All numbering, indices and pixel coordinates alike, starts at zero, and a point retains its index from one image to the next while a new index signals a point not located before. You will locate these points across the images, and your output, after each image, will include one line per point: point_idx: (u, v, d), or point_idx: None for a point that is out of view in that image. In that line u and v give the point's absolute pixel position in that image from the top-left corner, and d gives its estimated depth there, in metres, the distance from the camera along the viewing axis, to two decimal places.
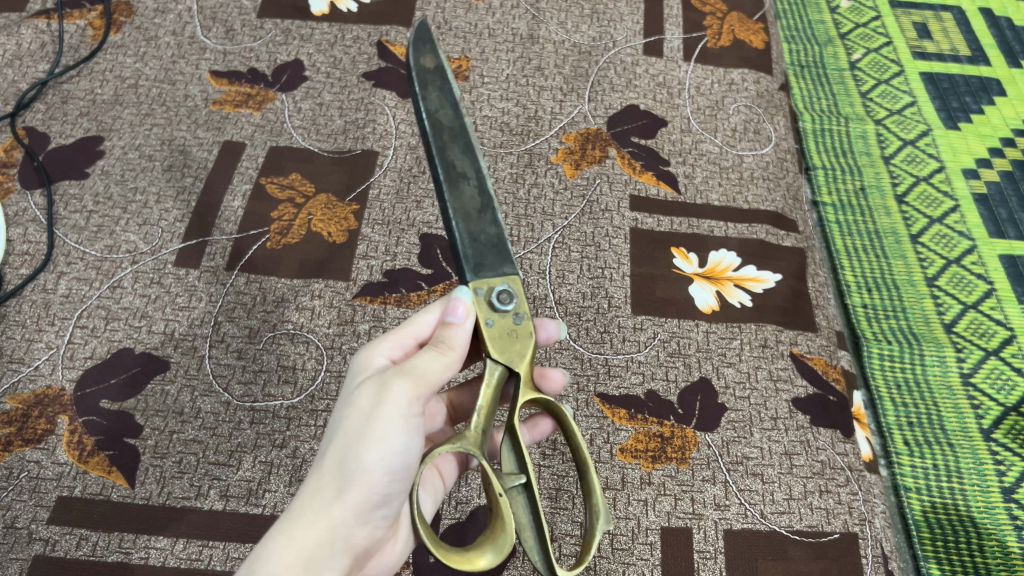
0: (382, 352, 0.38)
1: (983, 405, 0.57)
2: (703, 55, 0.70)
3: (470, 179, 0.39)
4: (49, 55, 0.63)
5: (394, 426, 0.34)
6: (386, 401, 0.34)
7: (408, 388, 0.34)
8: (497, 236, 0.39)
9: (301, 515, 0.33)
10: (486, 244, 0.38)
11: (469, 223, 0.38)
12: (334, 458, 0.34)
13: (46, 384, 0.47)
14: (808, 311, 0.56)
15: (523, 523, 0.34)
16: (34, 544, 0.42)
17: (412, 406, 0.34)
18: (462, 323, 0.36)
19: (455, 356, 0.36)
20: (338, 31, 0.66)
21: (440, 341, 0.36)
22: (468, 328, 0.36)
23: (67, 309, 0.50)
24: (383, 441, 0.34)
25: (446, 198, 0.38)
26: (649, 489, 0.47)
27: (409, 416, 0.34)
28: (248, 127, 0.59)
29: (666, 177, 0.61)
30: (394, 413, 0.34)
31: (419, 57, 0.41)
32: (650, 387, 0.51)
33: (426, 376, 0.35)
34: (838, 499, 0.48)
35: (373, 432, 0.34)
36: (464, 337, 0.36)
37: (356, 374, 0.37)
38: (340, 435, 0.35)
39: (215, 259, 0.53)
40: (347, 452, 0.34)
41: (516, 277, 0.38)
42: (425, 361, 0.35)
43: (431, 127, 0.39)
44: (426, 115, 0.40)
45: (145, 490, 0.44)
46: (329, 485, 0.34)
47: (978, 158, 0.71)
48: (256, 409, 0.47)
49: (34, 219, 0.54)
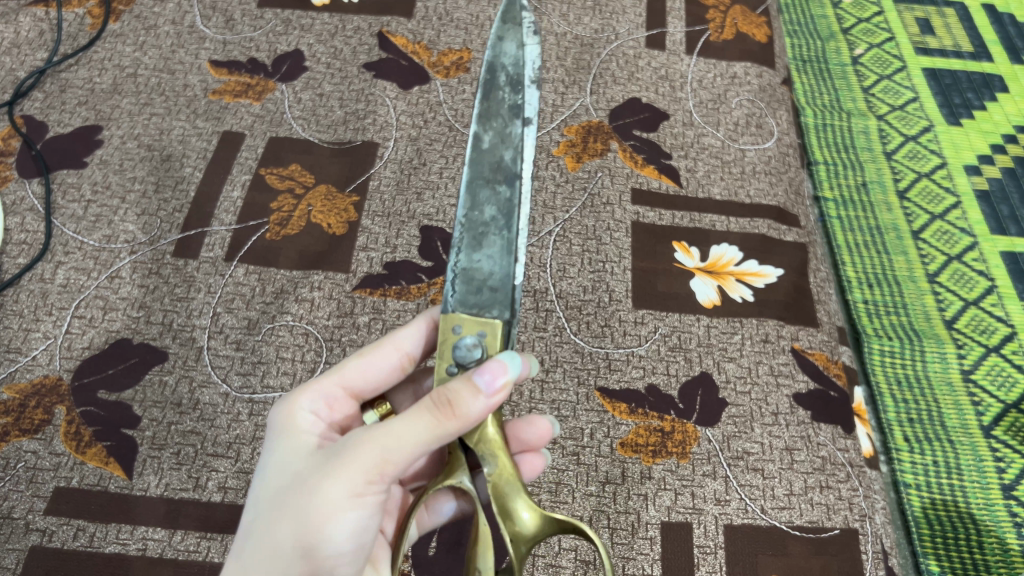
0: (306, 407, 0.38)
1: (983, 401, 0.57)
2: (706, 48, 0.69)
3: (496, 196, 0.36)
4: (47, 43, 0.62)
5: (345, 501, 0.32)
6: (340, 475, 0.31)
7: (371, 461, 0.31)
8: (489, 274, 0.35)
9: None
10: (484, 281, 0.35)
11: (479, 245, 0.35)
12: (268, 532, 0.33)
13: (43, 374, 0.47)
14: (810, 306, 0.56)
15: None
16: (31, 534, 0.42)
17: (370, 483, 0.32)
18: (487, 395, 0.31)
19: (443, 431, 0.30)
20: (339, 21, 0.66)
21: (449, 403, 0.30)
22: (488, 402, 0.31)
23: (64, 299, 0.50)
24: (333, 516, 0.32)
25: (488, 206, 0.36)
26: (649, 483, 0.46)
27: (365, 492, 0.32)
28: (248, 116, 0.59)
29: (668, 171, 0.60)
30: (348, 487, 0.32)
31: (495, 52, 0.38)
32: (651, 380, 0.50)
33: (395, 451, 0.31)
34: (839, 495, 0.48)
35: (321, 506, 0.32)
36: (476, 412, 0.31)
37: (289, 434, 0.37)
38: (276, 508, 0.33)
39: (214, 249, 0.52)
40: (285, 526, 0.32)
41: (496, 325, 0.34)
42: (411, 427, 0.31)
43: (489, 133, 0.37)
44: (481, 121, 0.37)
45: (143, 481, 0.44)
46: (262, 563, 0.32)
47: (980, 154, 0.71)
48: (254, 401, 0.47)
49: (32, 209, 0.53)
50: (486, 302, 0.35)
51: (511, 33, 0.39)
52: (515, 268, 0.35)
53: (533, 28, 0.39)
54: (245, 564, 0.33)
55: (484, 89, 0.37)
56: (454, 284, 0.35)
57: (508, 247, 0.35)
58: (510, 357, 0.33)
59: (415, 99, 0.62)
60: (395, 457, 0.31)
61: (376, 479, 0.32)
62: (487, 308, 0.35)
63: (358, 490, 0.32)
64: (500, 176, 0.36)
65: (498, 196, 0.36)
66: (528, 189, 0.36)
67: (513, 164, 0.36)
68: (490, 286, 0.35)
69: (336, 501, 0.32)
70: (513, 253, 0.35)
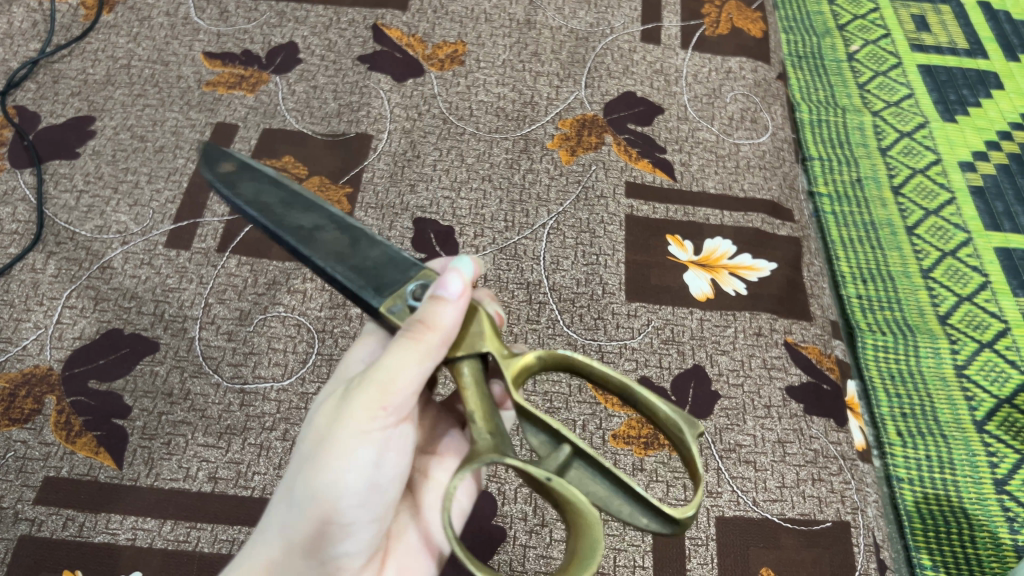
0: (359, 358, 0.37)
1: (976, 396, 0.57)
2: (701, 43, 0.69)
3: (325, 227, 0.34)
4: (40, 34, 0.62)
5: (352, 439, 0.31)
6: (344, 416, 0.31)
7: (369, 396, 0.30)
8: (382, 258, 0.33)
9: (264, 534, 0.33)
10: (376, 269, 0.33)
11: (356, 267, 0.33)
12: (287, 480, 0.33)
13: (34, 363, 0.47)
14: (803, 300, 0.56)
15: (605, 493, 0.28)
16: (20, 523, 0.42)
17: (375, 417, 0.31)
18: (450, 301, 0.30)
19: (425, 350, 0.29)
20: (334, 13, 0.66)
21: (418, 323, 0.29)
22: (456, 308, 0.30)
23: (55, 289, 0.49)
24: (340, 458, 0.31)
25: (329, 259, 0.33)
26: (641, 475, 0.46)
27: (372, 428, 0.31)
28: (241, 108, 0.59)
29: (662, 164, 0.60)
30: (352, 426, 0.31)
31: (216, 166, 0.36)
32: (644, 373, 0.50)
33: (392, 382, 0.30)
34: (831, 487, 0.48)
35: (330, 446, 0.31)
36: (449, 321, 0.29)
37: (330, 385, 0.37)
38: (295, 459, 0.33)
39: (206, 240, 0.52)
40: (298, 477, 0.32)
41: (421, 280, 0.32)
42: (396, 357, 0.30)
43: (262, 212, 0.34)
44: (248, 206, 0.34)
45: (133, 471, 0.44)
46: (281, 506, 0.33)
47: (975, 150, 0.71)
48: (246, 391, 0.47)
49: (24, 199, 0.53)
50: (381, 277, 0.32)
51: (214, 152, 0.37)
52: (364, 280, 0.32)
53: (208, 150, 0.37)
54: (271, 513, 0.33)
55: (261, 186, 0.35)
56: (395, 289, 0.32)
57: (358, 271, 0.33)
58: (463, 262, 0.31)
59: (409, 92, 0.62)
60: (393, 387, 0.30)
61: (379, 413, 0.31)
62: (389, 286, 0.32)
63: (364, 427, 0.31)
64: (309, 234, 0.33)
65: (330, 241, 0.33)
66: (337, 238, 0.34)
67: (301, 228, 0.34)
68: (367, 258, 0.33)
69: (339, 444, 0.31)
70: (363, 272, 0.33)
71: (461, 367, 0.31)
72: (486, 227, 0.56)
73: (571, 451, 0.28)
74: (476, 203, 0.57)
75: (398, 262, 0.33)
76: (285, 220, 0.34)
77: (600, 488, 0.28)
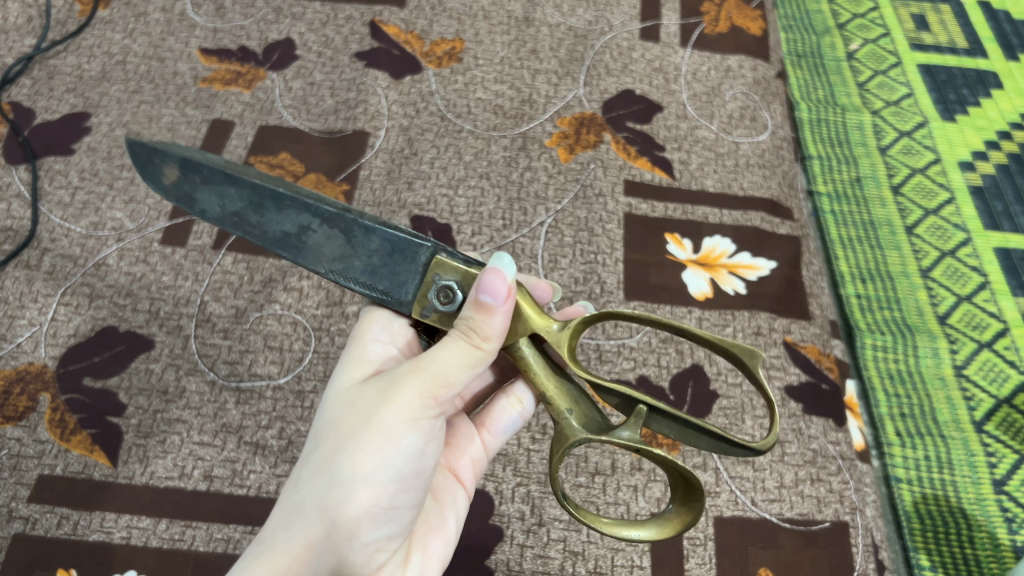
0: (377, 339, 0.37)
1: (976, 396, 0.56)
2: (700, 41, 0.69)
3: (311, 228, 0.33)
4: (35, 29, 0.62)
5: (403, 426, 0.32)
6: (395, 401, 0.32)
7: (423, 385, 0.32)
8: (385, 247, 0.33)
9: (291, 519, 0.32)
10: (384, 259, 0.34)
11: (361, 265, 0.34)
12: (323, 462, 0.32)
13: (28, 361, 0.46)
14: (802, 300, 0.55)
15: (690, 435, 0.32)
16: (14, 522, 0.41)
17: (426, 406, 0.32)
18: (501, 307, 0.31)
19: (486, 349, 0.32)
20: (331, 10, 0.66)
21: (471, 329, 0.32)
22: (505, 314, 0.31)
23: (50, 286, 0.49)
24: (391, 442, 0.32)
25: (333, 264, 0.34)
26: (639, 474, 0.46)
27: (422, 416, 0.32)
28: (237, 105, 0.59)
29: (661, 163, 0.60)
30: (404, 412, 0.32)
31: (166, 177, 0.34)
32: (642, 372, 0.50)
33: (444, 375, 0.32)
34: (829, 487, 0.47)
35: (380, 431, 0.31)
36: (499, 327, 0.32)
37: (346, 369, 0.36)
38: (331, 442, 0.32)
39: (202, 238, 0.52)
40: (341, 460, 0.31)
41: (434, 268, 0.33)
42: (450, 353, 0.32)
43: (243, 228, 0.34)
44: (225, 222, 0.34)
45: (128, 469, 0.43)
46: (316, 491, 0.32)
47: (974, 150, 0.70)
48: (241, 389, 0.46)
49: (18, 195, 0.53)
50: (390, 273, 0.34)
51: (155, 159, 0.35)
52: (377, 279, 0.34)
53: (144, 155, 0.35)
54: (300, 497, 0.32)
55: (223, 195, 0.33)
56: (411, 284, 0.34)
57: (369, 270, 0.34)
58: (501, 262, 0.32)
59: (407, 89, 0.62)
60: (446, 380, 0.32)
61: (430, 402, 0.32)
62: (401, 278, 0.34)
63: (415, 414, 0.32)
64: (302, 240, 0.34)
65: (325, 242, 0.33)
66: (330, 237, 0.33)
67: (292, 233, 0.33)
68: (368, 256, 0.34)
69: (389, 429, 0.32)
70: (373, 267, 0.34)
71: (520, 350, 0.34)
72: (484, 225, 0.55)
73: (647, 408, 0.31)
74: (473, 201, 0.56)
75: (402, 251, 0.33)
76: (267, 231, 0.34)
77: (679, 430, 0.32)
